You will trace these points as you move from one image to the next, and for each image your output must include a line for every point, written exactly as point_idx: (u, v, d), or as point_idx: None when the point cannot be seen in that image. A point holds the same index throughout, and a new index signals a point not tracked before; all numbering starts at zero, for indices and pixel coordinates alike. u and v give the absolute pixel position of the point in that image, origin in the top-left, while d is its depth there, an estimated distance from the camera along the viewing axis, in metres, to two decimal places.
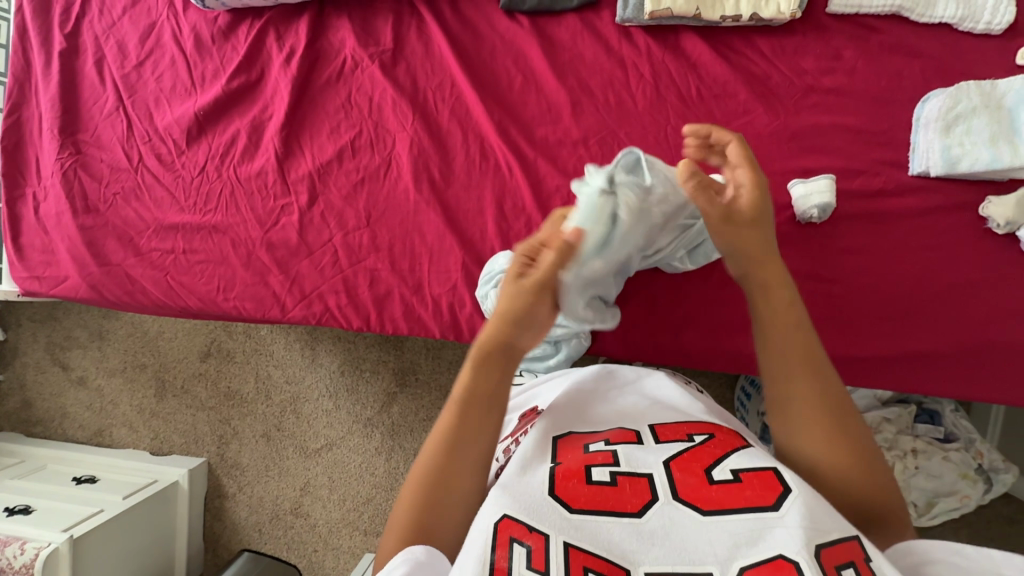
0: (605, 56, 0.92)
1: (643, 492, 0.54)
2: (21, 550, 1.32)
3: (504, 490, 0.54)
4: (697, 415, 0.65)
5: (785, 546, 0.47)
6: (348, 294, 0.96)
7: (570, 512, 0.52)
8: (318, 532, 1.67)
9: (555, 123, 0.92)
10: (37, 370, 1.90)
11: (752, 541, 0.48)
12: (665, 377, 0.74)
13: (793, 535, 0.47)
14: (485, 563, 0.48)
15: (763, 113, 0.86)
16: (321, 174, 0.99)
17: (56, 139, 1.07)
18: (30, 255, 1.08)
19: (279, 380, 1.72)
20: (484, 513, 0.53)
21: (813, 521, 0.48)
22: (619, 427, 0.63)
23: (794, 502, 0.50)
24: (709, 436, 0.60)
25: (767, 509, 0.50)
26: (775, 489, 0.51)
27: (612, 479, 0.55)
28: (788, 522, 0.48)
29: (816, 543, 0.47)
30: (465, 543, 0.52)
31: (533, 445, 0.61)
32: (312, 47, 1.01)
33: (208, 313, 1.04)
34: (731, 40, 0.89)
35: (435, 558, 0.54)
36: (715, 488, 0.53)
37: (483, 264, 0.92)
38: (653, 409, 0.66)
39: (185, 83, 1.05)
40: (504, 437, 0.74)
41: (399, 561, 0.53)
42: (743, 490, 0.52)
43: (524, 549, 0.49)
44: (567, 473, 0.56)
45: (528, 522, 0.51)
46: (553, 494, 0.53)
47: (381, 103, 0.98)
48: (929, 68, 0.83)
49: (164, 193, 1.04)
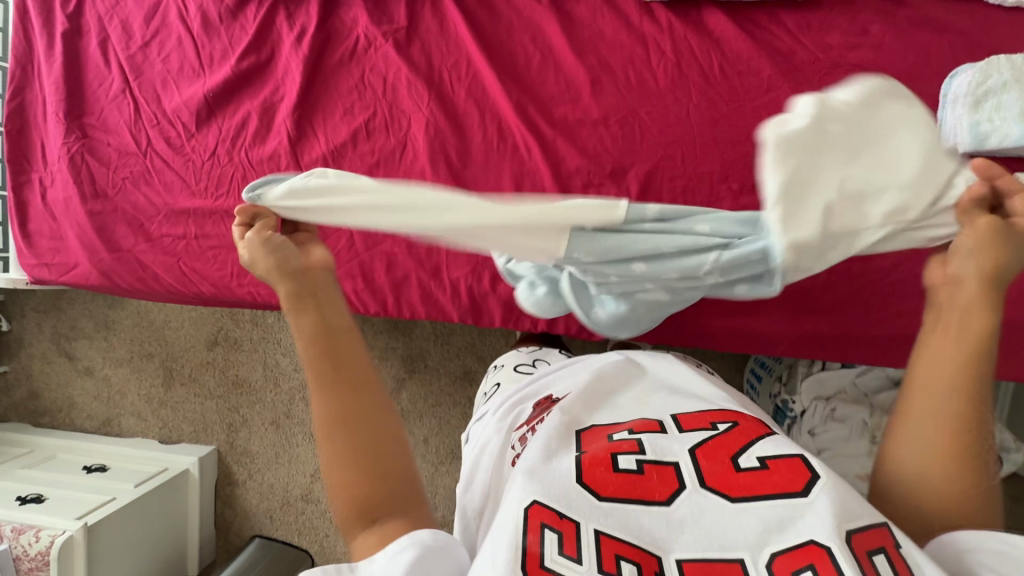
0: (626, 32, 0.90)
1: (671, 479, 0.53)
2: (36, 538, 1.33)
3: (531, 476, 0.53)
4: (717, 403, 0.64)
5: (816, 532, 0.46)
6: (364, 279, 0.95)
7: (599, 499, 0.52)
8: (330, 518, 1.67)
9: (575, 102, 0.91)
10: (43, 360, 1.89)
11: (781, 527, 0.48)
12: (679, 362, 0.73)
13: (824, 522, 0.47)
14: (517, 548, 0.47)
15: (788, 90, 0.85)
16: (335, 156, 0.97)
17: (61, 123, 1.05)
18: (39, 241, 1.06)
19: (287, 367, 1.72)
20: (513, 499, 0.52)
21: (843, 507, 0.48)
22: (643, 417, 0.62)
23: (824, 487, 0.49)
24: (733, 424, 0.59)
25: (797, 495, 0.49)
26: (804, 475, 0.51)
27: (639, 467, 0.54)
28: (818, 509, 0.48)
29: (847, 528, 0.46)
30: (494, 525, 0.51)
31: (555, 434, 0.60)
32: (323, 26, 0.99)
33: (222, 299, 1.03)
34: (756, 16, 0.87)
35: (443, 542, 0.52)
36: (742, 474, 0.52)
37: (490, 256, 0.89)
38: (674, 399, 0.65)
39: (193, 64, 1.03)
40: (519, 425, 0.72)
41: (406, 543, 0.50)
42: (772, 477, 0.51)
43: (556, 535, 0.48)
44: (594, 461, 0.55)
45: (558, 510, 0.50)
46: (581, 482, 0.53)
47: (395, 83, 0.96)
48: (957, 43, 0.82)
49: (174, 177, 1.02)
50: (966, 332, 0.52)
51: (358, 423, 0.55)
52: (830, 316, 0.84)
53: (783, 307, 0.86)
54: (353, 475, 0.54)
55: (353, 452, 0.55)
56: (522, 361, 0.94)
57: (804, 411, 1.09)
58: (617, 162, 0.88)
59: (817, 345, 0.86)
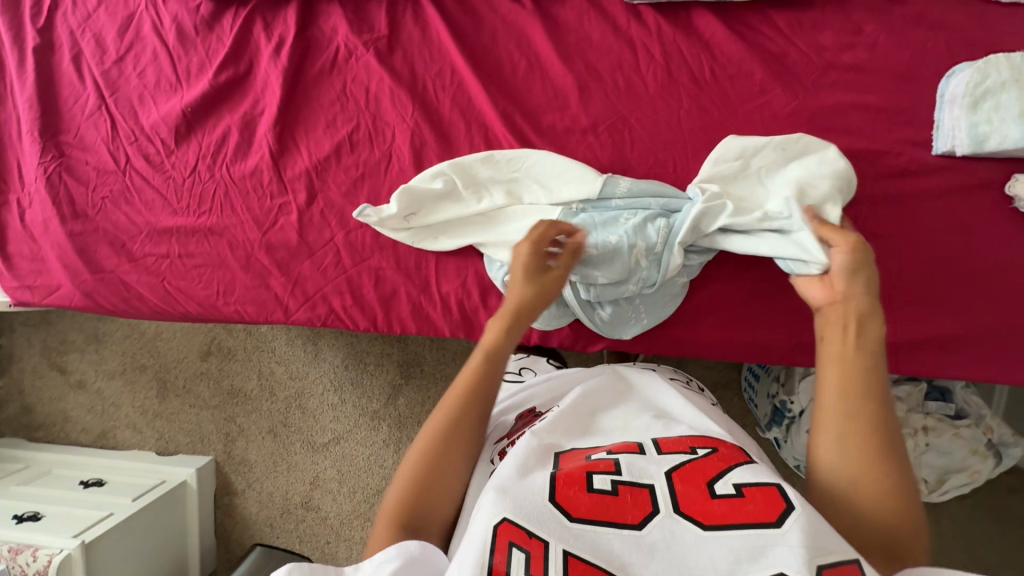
0: (613, 37, 0.87)
1: (644, 502, 0.51)
2: (34, 557, 1.32)
3: (502, 493, 0.52)
4: (705, 432, 0.62)
5: (785, 564, 0.43)
6: (353, 295, 0.93)
7: (570, 520, 0.50)
8: (330, 524, 1.66)
9: (563, 109, 0.88)
10: (35, 375, 1.87)
11: (753, 557, 0.45)
12: (667, 384, 0.73)
13: (796, 553, 0.44)
14: (483, 565, 0.46)
15: (781, 92, 0.82)
16: (319, 170, 0.95)
17: (36, 142, 1.02)
18: (19, 264, 1.04)
19: (282, 376, 1.70)
20: (480, 517, 0.50)
21: (816, 540, 0.45)
22: (622, 440, 0.61)
23: (797, 518, 0.46)
24: (712, 450, 0.57)
25: (769, 525, 0.46)
26: (778, 506, 0.48)
27: (613, 488, 0.52)
28: (790, 540, 0.45)
29: (817, 563, 0.43)
30: (462, 543, 0.50)
31: (531, 452, 0.58)
32: (302, 36, 0.96)
33: (209, 318, 1.01)
34: (746, 17, 0.85)
35: (430, 554, 0.53)
36: (717, 501, 0.50)
37: (489, 275, 0.88)
38: (655, 422, 0.64)
39: (169, 78, 1.00)
40: (500, 438, 0.70)
41: (392, 554, 0.52)
42: (746, 505, 0.49)
43: (523, 555, 0.47)
44: (569, 479, 0.53)
45: (527, 528, 0.49)
46: (553, 501, 0.51)
47: (378, 93, 0.93)
48: (953, 41, 0.79)
49: (155, 195, 1.00)
50: (864, 341, 0.59)
51: (463, 434, 0.61)
52: None
53: (779, 315, 0.84)
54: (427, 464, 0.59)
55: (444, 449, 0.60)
56: (508, 372, 0.93)
57: (802, 411, 1.08)
58: (608, 171, 0.86)
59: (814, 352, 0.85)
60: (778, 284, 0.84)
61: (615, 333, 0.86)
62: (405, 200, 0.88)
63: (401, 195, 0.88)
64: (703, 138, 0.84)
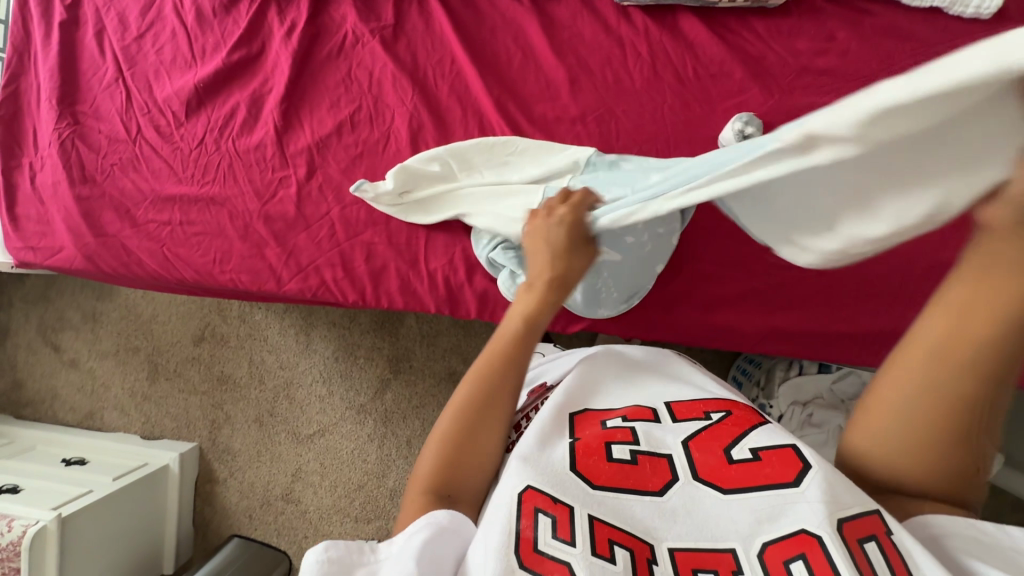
0: (604, 35, 0.93)
1: (663, 471, 0.53)
2: (8, 528, 1.30)
3: (524, 463, 0.53)
4: (709, 392, 0.64)
5: (806, 521, 0.46)
6: (344, 267, 0.97)
7: (592, 487, 0.52)
8: (309, 519, 1.65)
9: (554, 99, 0.93)
10: (29, 351, 1.89)
11: (773, 516, 0.48)
12: (677, 356, 0.73)
13: (816, 509, 0.47)
14: (511, 531, 0.48)
15: (758, 92, 0.87)
16: (320, 147, 0.99)
17: (54, 109, 1.07)
18: (26, 225, 1.08)
19: (272, 365, 1.72)
20: (505, 485, 0.52)
21: (835, 494, 0.47)
22: (635, 404, 0.62)
23: (816, 476, 0.49)
24: (727, 413, 0.59)
25: (787, 485, 0.49)
26: (795, 465, 0.50)
27: (632, 458, 0.54)
28: (809, 497, 0.47)
29: (838, 516, 0.46)
30: (489, 509, 0.52)
31: (550, 421, 0.60)
32: (313, 22, 1.02)
33: (204, 285, 1.04)
34: (728, 22, 0.91)
35: (458, 525, 0.53)
36: (735, 466, 0.52)
37: (475, 254, 0.93)
38: (668, 386, 0.65)
39: (185, 55, 1.06)
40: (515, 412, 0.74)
41: (419, 526, 0.51)
42: (763, 468, 0.51)
43: (549, 520, 0.49)
44: (587, 449, 0.55)
45: (551, 495, 0.50)
46: (574, 470, 0.53)
47: (381, 78, 0.99)
48: (918, 50, 0.85)
49: (162, 164, 1.04)
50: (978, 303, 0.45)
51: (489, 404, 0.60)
52: (798, 313, 0.86)
53: (754, 304, 0.87)
54: (455, 435, 0.58)
55: (466, 418, 0.59)
56: None
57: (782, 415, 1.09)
58: None
59: (783, 341, 0.89)
60: (752, 273, 0.87)
61: (591, 313, 0.88)
62: (399, 177, 0.92)
63: (395, 175, 0.92)
64: (683, 131, 0.88)
